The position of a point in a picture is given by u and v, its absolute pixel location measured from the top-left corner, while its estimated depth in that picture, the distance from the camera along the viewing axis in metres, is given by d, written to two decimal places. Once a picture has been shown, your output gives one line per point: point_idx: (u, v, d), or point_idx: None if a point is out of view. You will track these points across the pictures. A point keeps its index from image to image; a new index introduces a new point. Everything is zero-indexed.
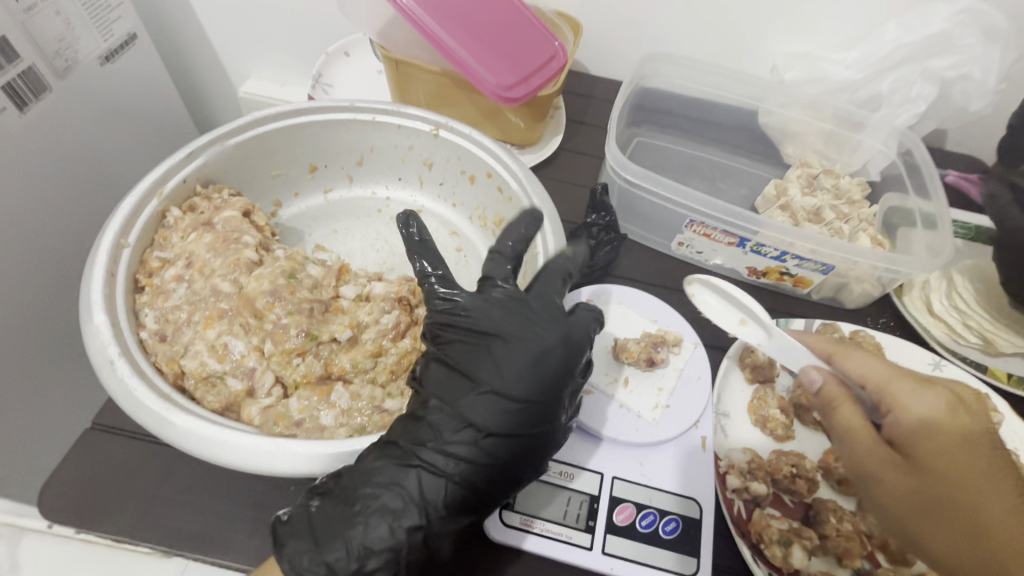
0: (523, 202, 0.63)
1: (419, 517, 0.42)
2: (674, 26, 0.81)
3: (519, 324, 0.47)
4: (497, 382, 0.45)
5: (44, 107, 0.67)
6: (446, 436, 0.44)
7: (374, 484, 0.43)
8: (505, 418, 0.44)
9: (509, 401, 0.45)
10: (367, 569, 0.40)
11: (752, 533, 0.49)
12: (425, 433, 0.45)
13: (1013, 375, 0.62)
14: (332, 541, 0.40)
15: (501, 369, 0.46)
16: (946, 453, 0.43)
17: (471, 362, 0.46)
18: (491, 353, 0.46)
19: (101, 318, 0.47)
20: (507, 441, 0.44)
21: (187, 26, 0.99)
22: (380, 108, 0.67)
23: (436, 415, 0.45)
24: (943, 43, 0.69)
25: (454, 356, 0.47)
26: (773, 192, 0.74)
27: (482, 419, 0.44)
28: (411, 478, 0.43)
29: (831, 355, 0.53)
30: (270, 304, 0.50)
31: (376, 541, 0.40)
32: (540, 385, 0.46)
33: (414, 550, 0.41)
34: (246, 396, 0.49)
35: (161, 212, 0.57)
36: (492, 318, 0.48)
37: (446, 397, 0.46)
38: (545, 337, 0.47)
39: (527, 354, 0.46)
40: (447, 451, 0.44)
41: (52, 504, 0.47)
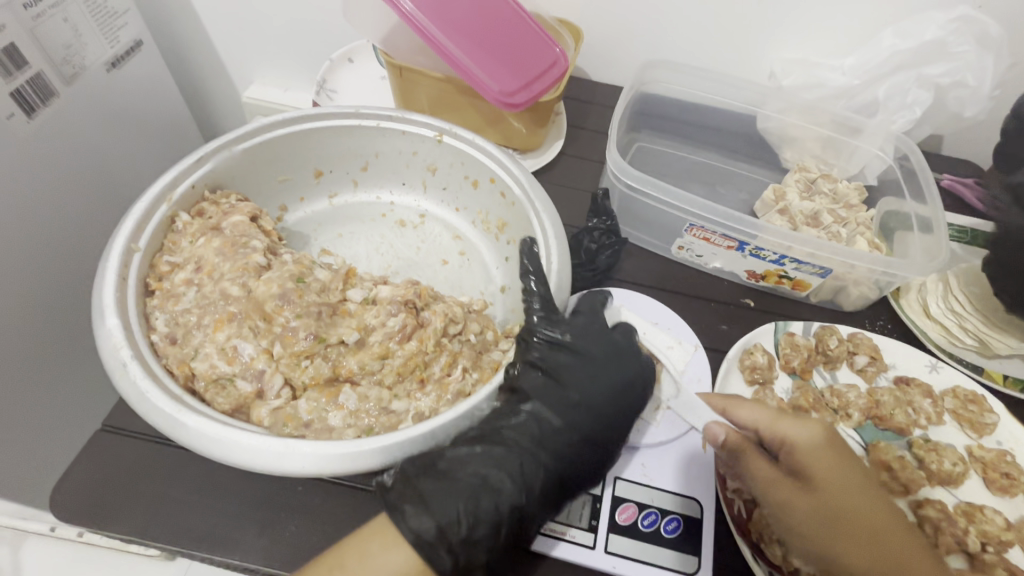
0: (526, 207, 0.63)
1: (519, 496, 0.45)
2: (673, 34, 0.83)
3: (614, 350, 0.54)
4: (595, 396, 0.51)
5: (51, 113, 0.68)
6: (544, 433, 0.49)
7: (478, 464, 0.45)
8: (593, 431, 0.49)
9: (606, 413, 0.50)
10: (475, 536, 0.42)
11: (752, 532, 0.49)
12: (523, 425, 0.48)
13: (1009, 376, 0.63)
14: (445, 506, 0.42)
15: (599, 386, 0.51)
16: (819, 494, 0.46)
17: (572, 375, 0.51)
18: (591, 370, 0.52)
19: (113, 322, 0.48)
20: (599, 450, 0.49)
21: (191, 33, 1.00)
22: (385, 115, 0.68)
23: (537, 413, 0.49)
24: (937, 51, 0.71)
25: (553, 367, 0.51)
26: (771, 197, 0.75)
27: (582, 427, 0.49)
28: (514, 459, 0.46)
29: (723, 407, 0.52)
30: (279, 307, 0.51)
31: (485, 511, 0.43)
32: (628, 407, 0.51)
33: (512, 525, 0.44)
34: (256, 398, 0.50)
35: (170, 217, 0.58)
36: (591, 337, 0.54)
37: (545, 398, 0.50)
38: (634, 366, 0.53)
39: (621, 378, 0.52)
40: (551, 445, 0.48)
41: (63, 505, 0.48)
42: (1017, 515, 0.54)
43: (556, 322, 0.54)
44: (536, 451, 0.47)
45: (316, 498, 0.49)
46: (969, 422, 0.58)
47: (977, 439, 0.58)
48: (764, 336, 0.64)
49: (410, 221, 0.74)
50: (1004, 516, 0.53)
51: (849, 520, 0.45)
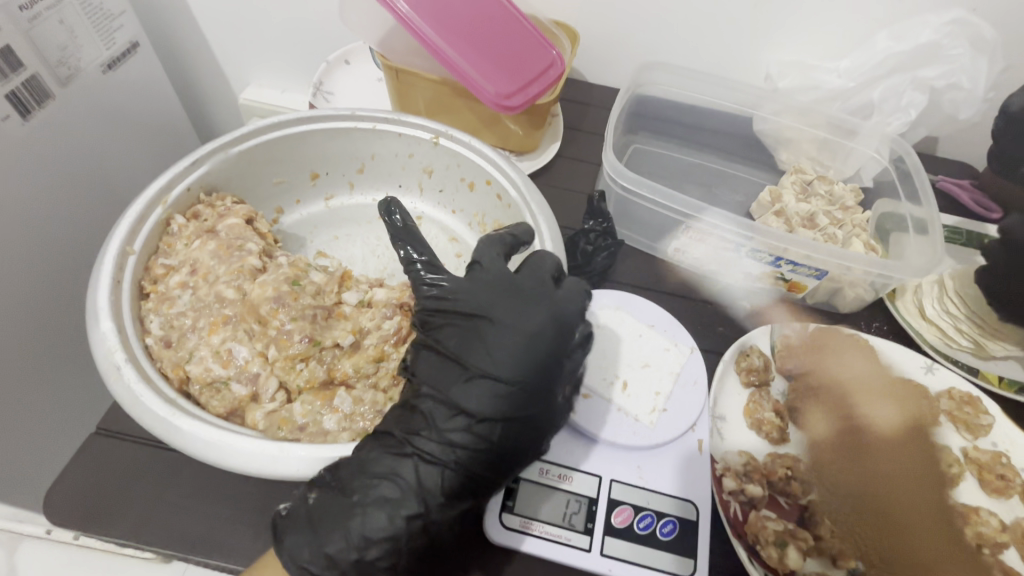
0: (522, 209, 0.63)
1: (417, 505, 0.43)
2: (669, 36, 0.83)
3: (508, 305, 0.48)
4: (486, 366, 0.46)
5: (45, 115, 0.68)
6: (439, 419, 0.45)
7: (371, 474, 0.44)
8: (495, 403, 0.45)
9: (501, 382, 0.45)
10: (369, 557, 0.42)
11: (748, 534, 0.49)
12: (419, 422, 0.46)
13: (1004, 378, 0.63)
14: (331, 533, 0.42)
15: (490, 351, 0.46)
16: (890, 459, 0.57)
17: (464, 347, 0.47)
18: (481, 336, 0.47)
19: (107, 325, 0.48)
20: (502, 424, 0.45)
21: (188, 35, 1.00)
22: (380, 117, 0.68)
23: (429, 406, 0.46)
24: (933, 53, 0.71)
25: (446, 345, 0.47)
26: (767, 199, 0.75)
27: (476, 403, 0.45)
28: (409, 466, 0.44)
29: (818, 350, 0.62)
30: (274, 310, 0.51)
31: (374, 531, 0.42)
32: (530, 367, 0.46)
33: (414, 537, 0.43)
34: (251, 401, 0.50)
35: (166, 220, 0.58)
36: (481, 298, 0.48)
37: (438, 386, 0.46)
38: (534, 319, 0.47)
39: (517, 337, 0.46)
40: (442, 442, 0.44)
41: (56, 509, 0.48)
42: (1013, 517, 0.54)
43: (445, 277, 0.50)
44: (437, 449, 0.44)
45: None
46: (965, 423, 0.58)
47: (972, 441, 0.58)
48: (761, 338, 0.63)
49: None
50: (999, 518, 0.53)
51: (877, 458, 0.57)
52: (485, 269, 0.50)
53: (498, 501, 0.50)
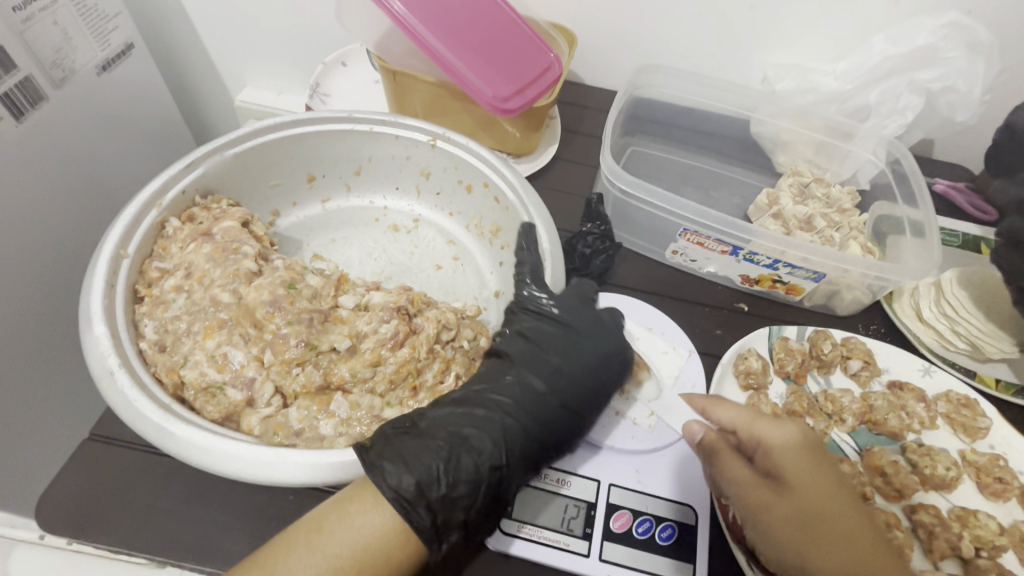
0: (521, 213, 0.63)
1: (500, 457, 0.46)
2: (667, 38, 0.82)
3: (594, 322, 0.56)
4: (573, 363, 0.53)
5: (39, 117, 0.67)
6: (528, 397, 0.51)
7: (458, 425, 0.47)
8: (579, 397, 0.52)
9: (582, 378, 0.52)
10: (454, 494, 0.43)
11: (747, 539, 0.49)
12: (509, 389, 0.51)
13: (1001, 381, 0.64)
14: (423, 464, 0.43)
15: (580, 353, 0.54)
16: (807, 473, 0.46)
17: (554, 346, 0.54)
18: (569, 338, 0.55)
19: (100, 329, 0.47)
20: (576, 416, 0.51)
21: (185, 37, 1.00)
22: (378, 119, 0.67)
23: (519, 379, 0.52)
24: (928, 55, 0.71)
25: (538, 338, 0.54)
26: (765, 201, 0.75)
27: (564, 390, 0.51)
28: (495, 422, 0.48)
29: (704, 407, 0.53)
30: (270, 314, 0.51)
31: (464, 471, 0.44)
32: (605, 375, 0.53)
33: (491, 486, 0.46)
34: (246, 406, 0.49)
35: (160, 223, 0.58)
36: (571, 308, 0.56)
37: (530, 367, 0.53)
38: (615, 340, 0.55)
39: (600, 350, 0.54)
40: (530, 412, 0.50)
41: (50, 516, 0.47)
42: (1010, 519, 0.55)
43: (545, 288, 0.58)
44: (517, 417, 0.49)
45: (306, 509, 0.48)
46: (962, 426, 0.58)
47: (970, 443, 0.58)
48: (758, 341, 0.63)
49: (404, 225, 0.73)
50: (997, 521, 0.53)
51: (826, 522, 0.44)
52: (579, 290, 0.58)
53: None
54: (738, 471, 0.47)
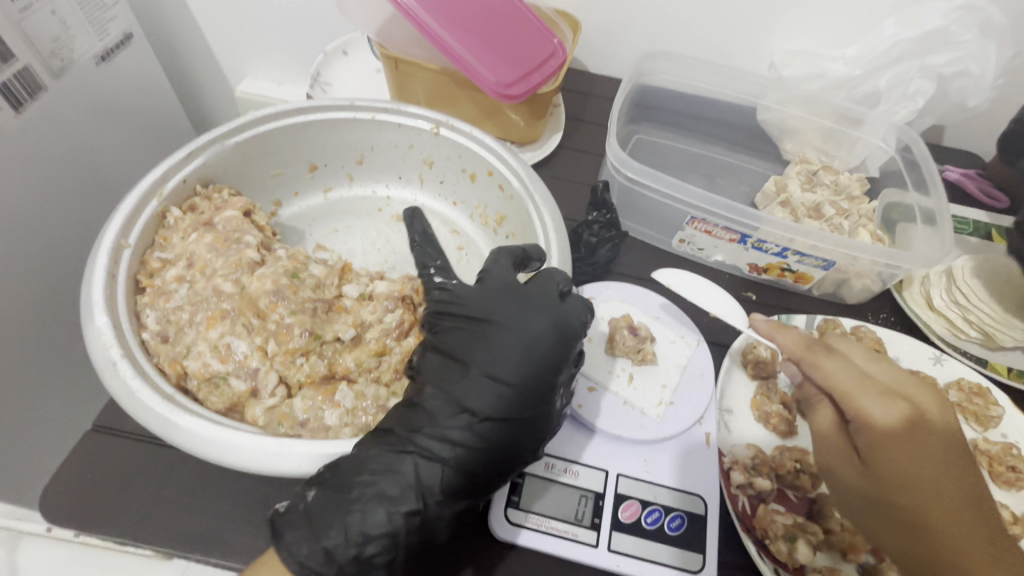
0: (526, 201, 0.62)
1: (416, 502, 0.42)
2: (672, 24, 0.81)
3: (513, 310, 0.48)
4: (492, 366, 0.45)
5: (38, 107, 0.66)
6: (441, 423, 0.44)
7: (370, 471, 0.42)
8: (499, 405, 0.45)
9: (504, 382, 0.45)
10: (367, 554, 0.40)
11: (757, 528, 0.49)
12: (421, 419, 0.45)
13: (1013, 369, 0.63)
14: (330, 527, 0.41)
15: (494, 353, 0.46)
16: (900, 464, 0.42)
17: (472, 349, 0.46)
18: (485, 337, 0.47)
19: (102, 320, 0.46)
20: (502, 424, 0.45)
21: (184, 26, 0.98)
22: (380, 107, 0.66)
23: (431, 401, 0.45)
24: (940, 39, 0.69)
25: (451, 347, 0.47)
26: (772, 189, 0.74)
27: (482, 402, 0.44)
28: (408, 465, 0.43)
29: (800, 356, 0.48)
30: (273, 303, 0.50)
31: (374, 527, 0.41)
32: (530, 370, 0.46)
33: (411, 535, 0.42)
34: (250, 397, 0.48)
35: (161, 212, 0.57)
36: (488, 304, 0.49)
37: (440, 384, 0.46)
38: (539, 324, 0.47)
39: (520, 341, 0.46)
40: (447, 440, 0.44)
41: (53, 507, 0.47)
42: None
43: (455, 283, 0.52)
44: (426, 451, 0.43)
45: None
46: (975, 415, 0.58)
47: (982, 432, 0.58)
48: None
49: None
50: (1010, 510, 0.53)
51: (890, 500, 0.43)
52: (490, 279, 0.51)
53: (504, 496, 0.50)
54: (823, 425, 0.48)
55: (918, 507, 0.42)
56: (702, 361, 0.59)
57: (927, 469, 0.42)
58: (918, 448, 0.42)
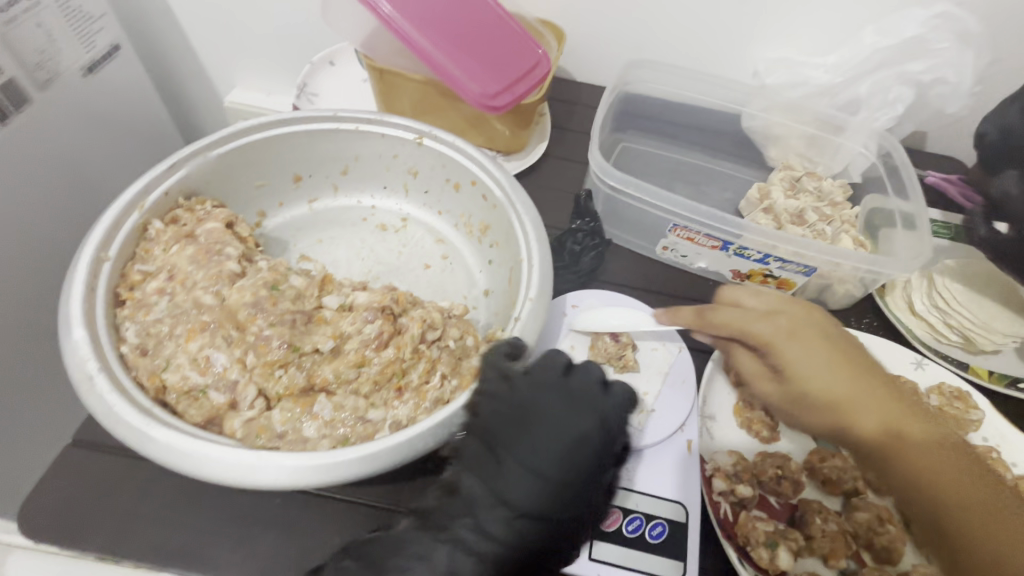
0: (507, 210, 0.63)
1: None
2: (656, 33, 0.82)
3: (557, 404, 0.43)
4: (533, 461, 0.41)
5: (22, 120, 0.66)
6: (483, 515, 0.40)
7: (405, 557, 0.39)
8: (538, 504, 0.40)
9: (545, 478, 0.41)
10: None
11: (739, 535, 0.49)
12: (459, 506, 0.41)
13: (994, 372, 0.63)
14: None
15: (536, 451, 0.41)
16: (804, 364, 0.49)
17: (511, 438, 0.42)
18: (524, 427, 0.42)
19: (80, 333, 0.47)
20: (540, 523, 0.41)
21: (172, 37, 0.99)
22: (363, 118, 0.67)
23: (470, 489, 0.41)
24: (918, 47, 0.70)
25: (490, 432, 0.43)
26: (756, 196, 0.74)
27: (520, 501, 0.40)
28: (445, 555, 0.39)
29: (699, 325, 0.54)
30: (252, 315, 0.51)
31: None
32: (573, 469, 0.41)
33: None
34: (229, 409, 0.48)
35: (142, 225, 0.57)
36: (529, 387, 0.44)
37: (478, 474, 0.42)
38: (584, 422, 0.43)
39: (563, 439, 0.42)
40: (489, 537, 0.40)
41: (31, 522, 0.47)
42: None
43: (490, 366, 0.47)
44: (467, 542, 0.40)
45: (293, 512, 0.48)
46: (956, 419, 0.59)
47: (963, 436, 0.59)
48: None
49: (391, 225, 0.73)
50: None
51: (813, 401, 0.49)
52: (537, 368, 0.46)
53: None
54: (743, 362, 0.54)
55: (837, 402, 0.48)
56: (683, 367, 0.59)
57: (824, 361, 0.49)
58: (810, 348, 0.50)
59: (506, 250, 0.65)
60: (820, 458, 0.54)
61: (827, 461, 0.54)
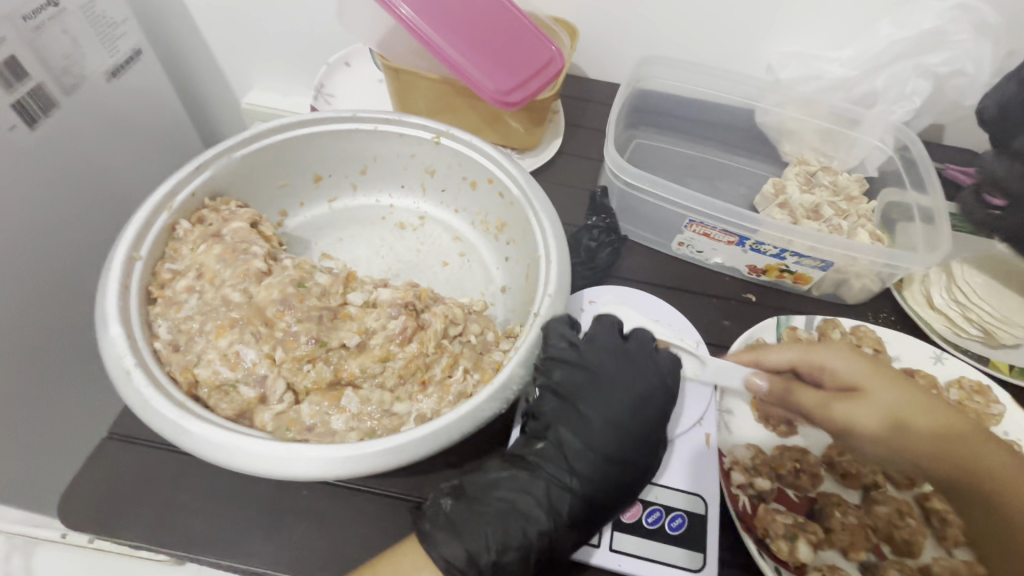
0: (525, 207, 0.64)
1: (548, 521, 0.47)
2: (669, 29, 0.82)
3: (624, 368, 0.52)
4: (609, 413, 0.50)
5: (52, 124, 0.68)
6: (573, 458, 0.49)
7: (506, 489, 0.48)
8: (619, 448, 0.49)
9: (620, 427, 0.50)
10: (505, 561, 0.45)
11: (758, 527, 0.49)
12: (549, 451, 0.50)
13: (1014, 367, 0.63)
14: (473, 542, 0.45)
15: (616, 407, 0.51)
16: (881, 388, 0.51)
17: (588, 396, 0.51)
18: (599, 387, 0.51)
19: (116, 330, 0.48)
20: (621, 465, 0.49)
21: (191, 40, 1.01)
22: (382, 117, 0.68)
23: (560, 437, 0.50)
24: (935, 39, 0.70)
25: (569, 391, 0.51)
26: (771, 191, 0.74)
27: (604, 445, 0.50)
28: (541, 487, 0.48)
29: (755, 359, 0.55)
30: (280, 312, 0.51)
31: (514, 538, 0.46)
32: (644, 420, 0.50)
33: (542, 551, 0.46)
34: (259, 403, 0.50)
35: (171, 225, 0.58)
36: (600, 357, 0.52)
37: (565, 424, 0.51)
38: (649, 381, 0.51)
39: (634, 396, 0.51)
40: (578, 473, 0.49)
41: (71, 512, 0.48)
42: None
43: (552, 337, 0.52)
44: (560, 477, 0.49)
45: (321, 503, 0.49)
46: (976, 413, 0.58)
47: None
48: (767, 331, 0.63)
49: (410, 223, 0.74)
50: None
51: (906, 423, 0.49)
52: (599, 338, 0.54)
53: None
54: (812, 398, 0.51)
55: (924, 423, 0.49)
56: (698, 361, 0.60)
57: (897, 385, 0.51)
58: (882, 374, 0.51)
59: (523, 246, 0.66)
60: (839, 452, 0.55)
61: (846, 455, 0.54)
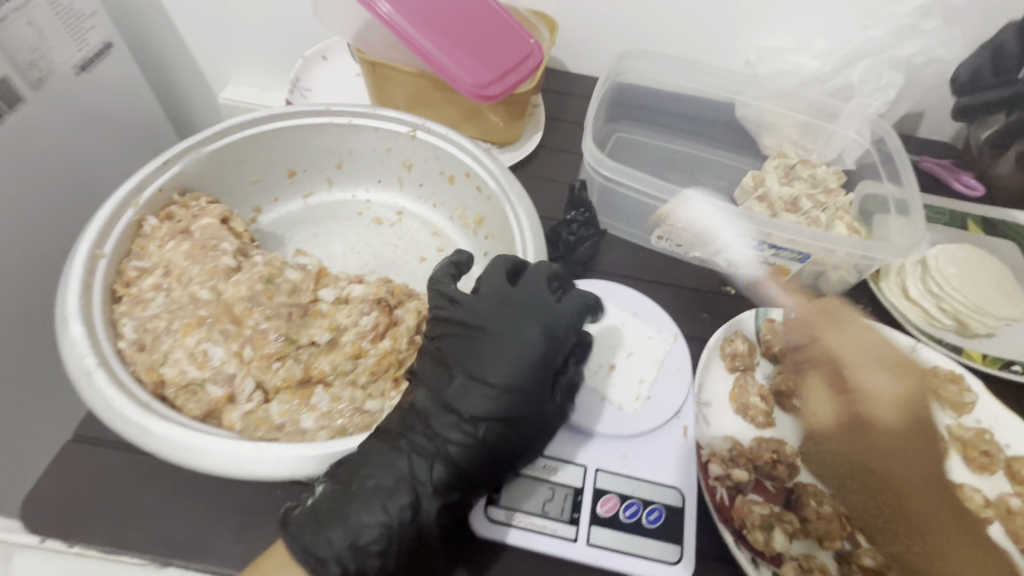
0: (501, 201, 0.63)
1: (410, 494, 0.44)
2: (648, 23, 0.82)
3: (505, 319, 0.48)
4: (479, 368, 0.47)
5: (15, 118, 0.66)
6: (440, 423, 0.46)
7: (370, 466, 0.45)
8: (490, 407, 0.46)
9: (495, 385, 0.46)
10: (363, 542, 0.42)
11: (735, 519, 0.50)
12: (413, 419, 0.47)
13: (987, 355, 0.64)
14: (326, 533, 0.42)
15: (490, 363, 0.46)
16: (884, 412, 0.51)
17: (460, 354, 0.48)
18: (472, 344, 0.48)
19: (77, 329, 0.47)
20: (502, 425, 0.46)
21: (165, 33, 0.99)
22: (356, 111, 0.67)
23: (424, 403, 0.48)
24: (909, 32, 0.70)
25: (446, 353, 0.49)
26: (750, 183, 0.75)
27: (476, 406, 0.46)
28: (402, 460, 0.45)
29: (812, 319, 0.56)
30: (248, 309, 0.52)
31: (368, 517, 0.43)
32: (521, 374, 0.46)
33: (405, 529, 0.43)
34: (227, 403, 0.48)
35: (138, 222, 0.57)
36: (479, 311, 0.49)
37: (432, 387, 0.48)
38: (528, 333, 0.47)
39: (511, 348, 0.47)
40: (445, 441, 0.46)
41: (34, 516, 0.47)
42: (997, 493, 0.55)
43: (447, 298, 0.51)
44: (426, 449, 0.46)
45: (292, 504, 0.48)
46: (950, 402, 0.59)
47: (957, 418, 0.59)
48: (743, 324, 0.63)
49: (387, 218, 0.73)
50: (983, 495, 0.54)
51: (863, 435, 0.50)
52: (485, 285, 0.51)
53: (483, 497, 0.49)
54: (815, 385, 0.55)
55: (888, 452, 0.49)
56: (677, 352, 0.60)
57: (901, 415, 0.50)
58: (895, 402, 0.51)
59: (501, 241, 0.65)
60: (814, 443, 0.55)
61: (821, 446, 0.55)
